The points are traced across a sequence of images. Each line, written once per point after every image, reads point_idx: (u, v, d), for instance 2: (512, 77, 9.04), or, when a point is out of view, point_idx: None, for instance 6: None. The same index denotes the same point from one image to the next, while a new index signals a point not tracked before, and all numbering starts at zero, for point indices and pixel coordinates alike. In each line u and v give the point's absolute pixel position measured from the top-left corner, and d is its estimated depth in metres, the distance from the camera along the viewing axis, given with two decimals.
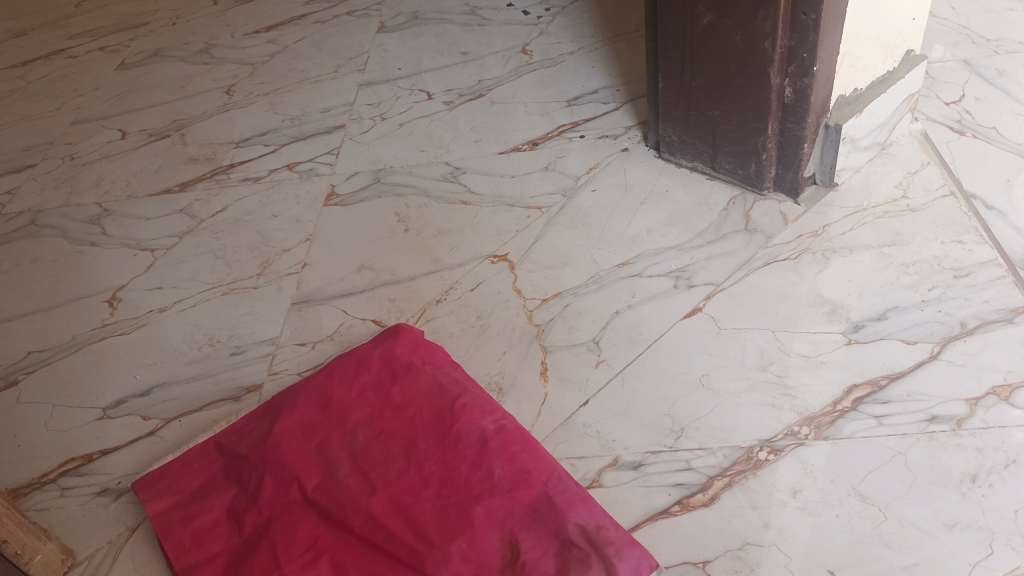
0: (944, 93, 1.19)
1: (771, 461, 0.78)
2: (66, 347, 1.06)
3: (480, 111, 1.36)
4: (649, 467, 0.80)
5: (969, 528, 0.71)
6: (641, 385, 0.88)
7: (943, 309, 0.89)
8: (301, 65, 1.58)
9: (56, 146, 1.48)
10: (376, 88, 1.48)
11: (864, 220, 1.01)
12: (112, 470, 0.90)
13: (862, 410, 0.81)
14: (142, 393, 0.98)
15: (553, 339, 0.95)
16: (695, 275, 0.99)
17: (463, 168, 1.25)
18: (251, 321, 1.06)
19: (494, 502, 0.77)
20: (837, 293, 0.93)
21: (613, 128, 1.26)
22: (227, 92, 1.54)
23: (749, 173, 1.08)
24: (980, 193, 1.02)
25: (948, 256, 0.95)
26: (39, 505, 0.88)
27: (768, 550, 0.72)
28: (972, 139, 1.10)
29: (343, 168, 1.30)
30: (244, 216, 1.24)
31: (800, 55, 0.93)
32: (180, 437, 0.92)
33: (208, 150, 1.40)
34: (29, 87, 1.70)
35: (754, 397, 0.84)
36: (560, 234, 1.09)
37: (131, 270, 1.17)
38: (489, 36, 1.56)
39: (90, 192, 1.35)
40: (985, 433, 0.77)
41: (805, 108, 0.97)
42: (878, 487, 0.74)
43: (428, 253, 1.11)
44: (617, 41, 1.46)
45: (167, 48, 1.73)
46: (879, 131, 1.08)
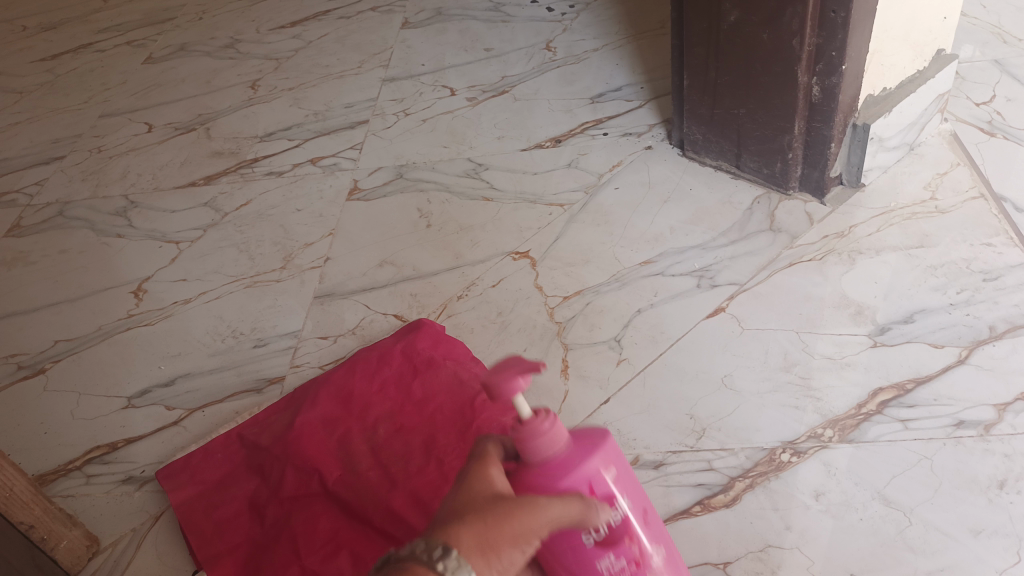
0: (974, 93, 1.18)
1: (794, 463, 0.77)
2: (92, 337, 1.08)
3: (503, 108, 1.36)
4: (670, 467, 0.80)
5: (996, 535, 0.70)
6: (662, 384, 0.87)
7: (971, 311, 0.88)
8: (325, 61, 1.59)
9: (83, 139, 1.50)
10: (399, 83, 1.48)
11: (891, 221, 1.00)
12: (136, 459, 0.91)
13: (888, 413, 0.80)
14: (166, 383, 0.99)
15: (574, 337, 0.95)
16: (718, 274, 0.99)
17: (485, 165, 1.25)
18: (274, 314, 1.06)
19: None
20: (863, 295, 0.92)
21: (637, 126, 1.25)
22: (252, 87, 1.56)
23: (774, 173, 1.07)
24: (1011, 194, 1.00)
25: (977, 259, 0.93)
26: (64, 492, 0.89)
27: (790, 552, 0.71)
28: (1003, 140, 1.09)
29: (366, 163, 1.30)
30: (267, 210, 1.25)
31: (828, 53, 0.92)
32: (203, 427, 0.93)
33: (233, 144, 1.41)
34: (57, 80, 1.72)
35: (777, 398, 0.83)
36: (581, 231, 1.09)
37: (156, 262, 1.19)
38: (512, 32, 1.55)
39: (117, 185, 1.36)
40: (1013, 439, 0.76)
41: (832, 107, 0.96)
42: (903, 491, 0.73)
43: (449, 249, 1.11)
44: (641, 39, 1.45)
45: (193, 42, 1.75)
46: (907, 131, 1.06)
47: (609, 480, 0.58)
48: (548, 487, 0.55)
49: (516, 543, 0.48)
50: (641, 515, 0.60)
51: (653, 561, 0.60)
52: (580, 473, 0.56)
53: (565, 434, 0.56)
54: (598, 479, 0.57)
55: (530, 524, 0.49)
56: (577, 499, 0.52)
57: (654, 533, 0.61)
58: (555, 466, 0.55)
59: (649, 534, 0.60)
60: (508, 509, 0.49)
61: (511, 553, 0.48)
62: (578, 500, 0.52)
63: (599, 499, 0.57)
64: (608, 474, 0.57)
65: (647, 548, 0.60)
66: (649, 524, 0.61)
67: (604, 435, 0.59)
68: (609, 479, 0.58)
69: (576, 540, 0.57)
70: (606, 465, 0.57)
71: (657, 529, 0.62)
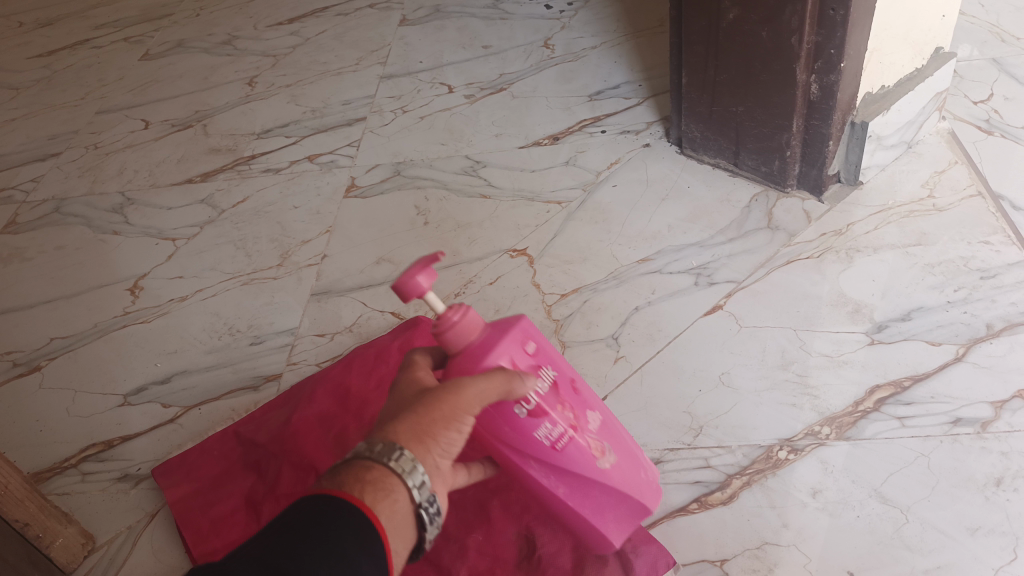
0: (972, 92, 1.17)
1: (791, 461, 0.77)
2: (88, 334, 1.07)
3: (501, 105, 1.36)
4: (667, 464, 0.80)
5: (993, 533, 0.70)
6: (659, 382, 0.87)
7: (969, 310, 0.88)
8: (323, 57, 1.58)
9: (80, 135, 1.50)
10: (397, 80, 1.48)
11: (889, 219, 1.00)
12: (133, 456, 0.91)
13: (885, 411, 0.80)
14: (163, 380, 0.99)
15: (572, 335, 0.95)
16: (715, 272, 0.98)
17: (483, 162, 1.25)
18: (271, 311, 1.06)
19: (511, 496, 0.77)
20: (860, 293, 0.92)
21: (635, 124, 1.25)
22: (249, 83, 1.55)
23: (773, 171, 1.07)
24: (1009, 193, 1.00)
25: (975, 257, 0.93)
26: (60, 490, 0.89)
27: (787, 550, 0.71)
28: (1001, 139, 1.09)
29: (363, 160, 1.30)
30: (264, 207, 1.25)
31: (828, 51, 0.92)
32: (200, 425, 0.93)
33: (230, 141, 1.41)
34: (54, 76, 1.71)
35: (775, 396, 0.83)
36: (579, 229, 1.09)
37: (153, 258, 1.18)
38: (510, 30, 1.55)
39: (113, 181, 1.36)
40: (1010, 437, 0.76)
41: (831, 105, 0.96)
42: (900, 489, 0.73)
43: (447, 246, 1.11)
44: (639, 36, 1.45)
45: (190, 39, 1.74)
46: (905, 130, 1.06)
47: (530, 352, 0.62)
48: (473, 370, 0.59)
49: (450, 425, 0.55)
50: (569, 383, 0.65)
51: (591, 424, 0.65)
52: (500, 348, 0.60)
53: (479, 321, 0.61)
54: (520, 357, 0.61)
55: (459, 407, 0.55)
56: (503, 372, 0.57)
57: (587, 399, 0.66)
58: (476, 349, 0.60)
59: (581, 400, 0.65)
60: (439, 398, 0.55)
61: (446, 433, 0.54)
62: (505, 374, 0.57)
63: (524, 370, 0.61)
64: (528, 347, 0.62)
65: (583, 413, 0.65)
66: (581, 391, 0.66)
67: (520, 317, 0.63)
68: (530, 352, 0.62)
69: (512, 413, 0.61)
70: (524, 339, 0.62)
71: (589, 398, 0.67)
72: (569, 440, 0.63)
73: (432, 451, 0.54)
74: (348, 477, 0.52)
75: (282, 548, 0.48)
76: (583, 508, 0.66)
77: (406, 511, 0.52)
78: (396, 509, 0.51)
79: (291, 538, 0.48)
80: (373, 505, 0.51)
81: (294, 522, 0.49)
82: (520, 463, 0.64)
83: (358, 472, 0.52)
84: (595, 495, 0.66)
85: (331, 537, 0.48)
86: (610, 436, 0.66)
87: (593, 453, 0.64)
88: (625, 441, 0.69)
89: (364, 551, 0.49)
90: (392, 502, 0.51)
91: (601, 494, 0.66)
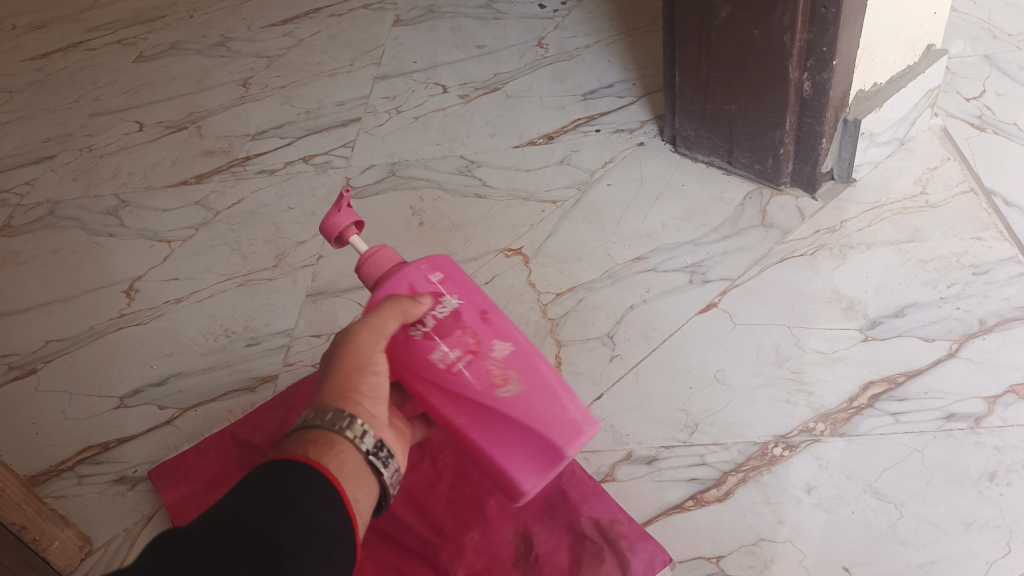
0: (964, 89, 1.18)
1: (786, 457, 0.78)
2: (84, 337, 1.07)
3: (495, 105, 1.36)
4: (663, 462, 0.80)
5: (986, 527, 0.70)
6: (655, 380, 0.87)
7: (962, 305, 0.88)
8: (317, 58, 1.58)
9: (74, 138, 1.49)
10: (391, 81, 1.48)
11: (882, 216, 1.01)
12: (129, 459, 0.91)
13: (879, 407, 0.80)
14: (159, 382, 0.99)
15: (567, 334, 0.95)
16: (710, 270, 0.99)
17: (477, 162, 1.25)
18: (266, 312, 1.06)
19: (508, 495, 0.78)
20: (854, 289, 0.92)
21: (629, 123, 1.26)
22: (243, 85, 1.55)
23: (766, 168, 1.08)
24: (1001, 189, 1.01)
25: (968, 253, 0.94)
26: (57, 493, 0.89)
27: (782, 546, 0.71)
28: (993, 135, 1.09)
29: (358, 161, 1.30)
30: (259, 208, 1.25)
31: (820, 49, 0.92)
32: (196, 427, 0.93)
33: (224, 143, 1.40)
34: (48, 79, 1.71)
35: (769, 393, 0.84)
36: (573, 228, 1.09)
37: (148, 261, 1.18)
38: (504, 30, 1.55)
39: (108, 184, 1.36)
40: (1003, 432, 0.76)
41: (823, 102, 0.97)
42: (894, 485, 0.74)
43: (442, 246, 1.11)
44: (633, 35, 1.45)
45: (184, 41, 1.74)
46: (898, 127, 1.07)
47: (434, 281, 0.66)
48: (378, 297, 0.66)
49: (365, 370, 0.60)
50: (478, 312, 0.66)
51: (496, 353, 0.66)
52: (400, 276, 0.65)
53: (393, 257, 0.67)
54: (419, 283, 0.65)
55: (365, 345, 0.60)
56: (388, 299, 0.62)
57: (498, 330, 0.67)
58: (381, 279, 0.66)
59: (489, 330, 0.66)
60: (345, 344, 0.60)
61: (364, 379, 0.60)
62: (394, 299, 0.62)
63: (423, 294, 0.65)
64: (431, 275, 0.66)
65: (488, 342, 0.66)
66: (491, 321, 0.67)
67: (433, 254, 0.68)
68: (434, 279, 0.66)
69: (407, 335, 0.65)
70: (430, 268, 0.66)
71: (504, 328, 0.67)
72: (465, 365, 0.65)
73: (359, 401, 0.60)
74: (295, 443, 0.56)
75: (242, 506, 0.50)
76: (482, 438, 0.67)
77: (356, 460, 0.57)
78: (344, 460, 0.56)
79: (247, 495, 0.51)
80: (320, 458, 0.55)
81: (249, 485, 0.52)
82: (422, 391, 0.67)
83: (302, 436, 0.57)
84: (495, 425, 0.66)
85: (288, 489, 0.52)
86: (519, 367, 0.66)
87: (489, 380, 0.65)
88: (546, 375, 0.68)
89: (321, 496, 0.53)
90: (338, 453, 0.56)
91: (501, 424, 0.66)
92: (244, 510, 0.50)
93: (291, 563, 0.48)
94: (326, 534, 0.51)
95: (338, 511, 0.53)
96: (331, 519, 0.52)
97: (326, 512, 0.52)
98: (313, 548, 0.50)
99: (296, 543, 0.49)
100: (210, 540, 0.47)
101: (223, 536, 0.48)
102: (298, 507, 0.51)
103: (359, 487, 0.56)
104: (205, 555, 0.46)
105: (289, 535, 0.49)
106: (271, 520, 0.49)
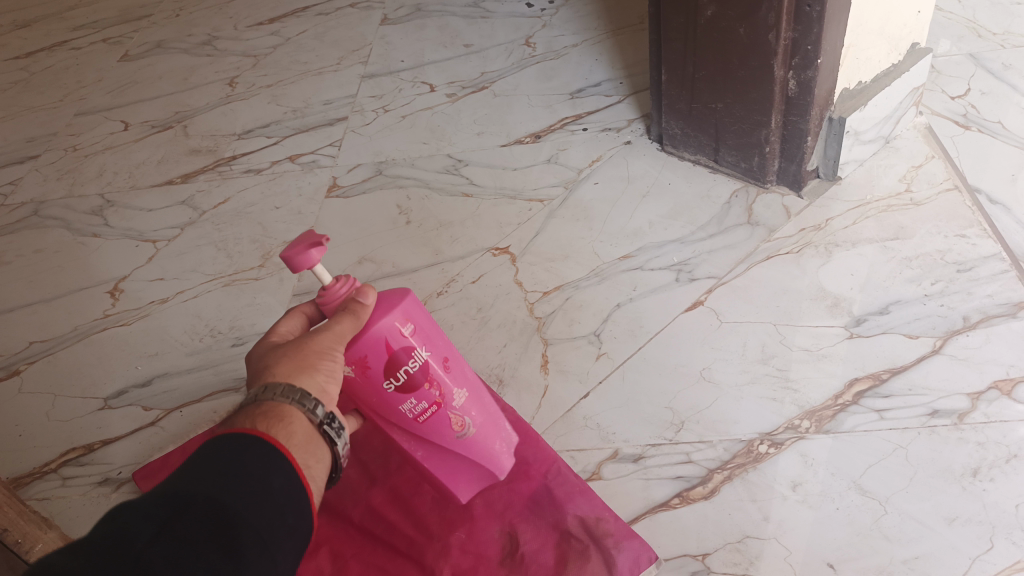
0: (949, 87, 1.19)
1: (772, 454, 0.78)
2: (68, 337, 1.07)
3: (482, 103, 1.36)
4: (649, 459, 0.80)
5: (970, 522, 0.70)
6: (641, 377, 0.88)
7: (945, 302, 0.88)
8: (304, 57, 1.58)
9: (59, 137, 1.48)
10: (378, 80, 1.47)
11: (867, 214, 1.01)
12: (114, 460, 0.90)
13: (864, 404, 0.81)
14: (144, 383, 0.98)
15: (554, 332, 0.95)
16: (696, 268, 0.99)
17: (465, 161, 1.25)
18: (253, 312, 1.05)
19: (493, 494, 0.78)
20: (840, 287, 0.93)
21: (616, 121, 1.26)
22: (229, 84, 1.54)
23: (752, 166, 1.08)
24: (985, 187, 1.01)
25: (951, 250, 0.94)
26: (40, 494, 0.88)
27: (768, 543, 0.71)
28: (977, 133, 1.10)
29: (345, 160, 1.29)
30: (245, 208, 1.24)
31: (804, 47, 0.92)
32: (181, 427, 0.92)
33: (210, 142, 1.40)
34: (32, 78, 1.70)
35: (755, 390, 0.84)
36: (561, 227, 1.09)
37: (133, 260, 1.17)
38: (491, 28, 1.55)
39: (93, 184, 1.35)
40: (987, 428, 0.77)
41: (808, 100, 0.97)
42: (879, 481, 0.74)
43: (429, 245, 1.11)
44: (620, 34, 1.45)
45: (169, 40, 1.73)
46: (883, 125, 1.07)
47: (406, 333, 0.68)
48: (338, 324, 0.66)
49: (324, 355, 0.61)
50: (441, 360, 0.71)
51: (457, 399, 0.72)
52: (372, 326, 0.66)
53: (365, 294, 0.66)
54: (393, 337, 0.67)
55: (326, 343, 0.62)
56: (345, 310, 0.64)
57: (455, 376, 0.72)
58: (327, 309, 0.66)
59: (449, 379, 0.71)
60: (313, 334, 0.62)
61: (323, 361, 0.61)
62: (354, 311, 0.64)
63: (399, 352, 0.67)
64: (400, 330, 0.67)
65: (450, 390, 0.71)
66: (450, 369, 0.72)
67: (404, 296, 0.68)
68: (405, 334, 0.68)
69: (379, 388, 0.68)
70: (401, 321, 0.67)
71: (458, 374, 0.73)
72: (432, 413, 0.71)
73: (318, 370, 0.60)
74: (242, 417, 0.56)
75: (188, 477, 0.49)
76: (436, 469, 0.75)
77: (306, 428, 0.57)
78: (294, 429, 0.56)
79: (195, 464, 0.50)
80: (269, 430, 0.55)
81: (197, 457, 0.51)
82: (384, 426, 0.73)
83: (247, 411, 0.56)
84: (450, 459, 0.75)
85: (236, 461, 0.51)
86: (474, 410, 0.74)
87: (453, 424, 0.72)
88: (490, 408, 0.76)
89: (270, 465, 0.52)
90: (288, 425, 0.56)
91: (453, 458, 0.75)
92: (192, 480, 0.48)
93: (246, 530, 0.47)
94: (278, 499, 0.51)
95: (289, 479, 0.53)
96: (282, 486, 0.52)
97: (278, 479, 0.52)
98: (266, 516, 0.49)
99: (250, 510, 0.48)
100: (158, 511, 0.46)
101: (171, 506, 0.46)
102: (246, 477, 0.50)
103: (310, 455, 0.57)
104: (156, 524, 0.45)
105: (243, 502, 0.49)
106: (222, 489, 0.48)
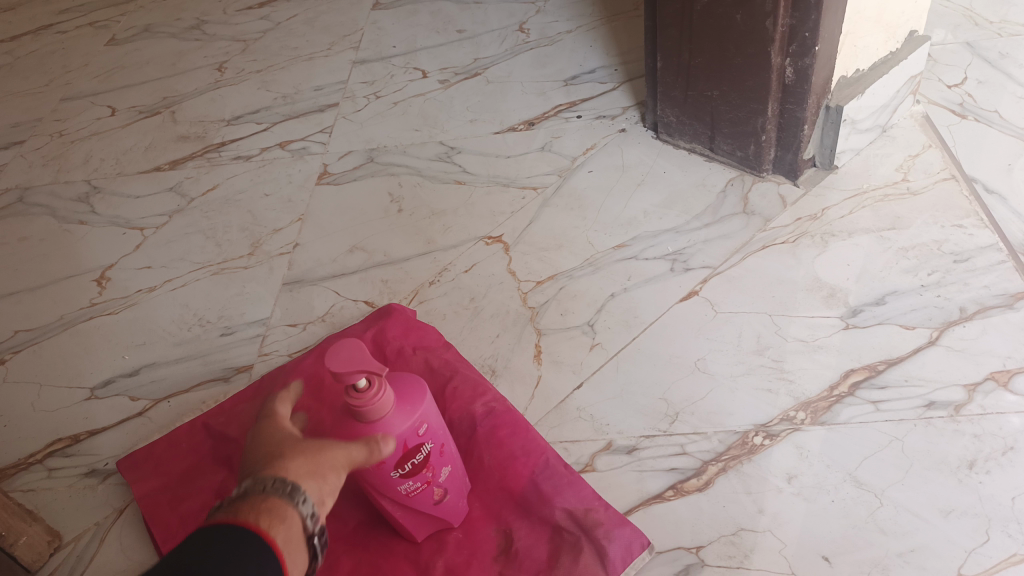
0: (946, 76, 1.18)
1: (767, 446, 0.77)
2: (53, 327, 1.05)
3: (476, 90, 1.34)
4: (643, 452, 0.79)
5: (965, 515, 0.70)
6: (635, 368, 0.87)
7: (942, 293, 0.88)
8: (295, 42, 1.55)
9: (44, 123, 1.46)
10: (370, 66, 1.45)
11: (863, 204, 1.00)
12: (100, 451, 0.88)
13: (860, 395, 0.80)
14: (131, 373, 0.97)
15: (548, 322, 0.94)
16: (691, 258, 0.98)
17: (457, 148, 1.23)
18: (241, 301, 1.04)
19: (487, 491, 0.76)
20: (835, 277, 0.92)
21: (611, 109, 1.24)
22: (218, 69, 1.52)
23: (748, 155, 1.07)
24: (981, 176, 1.01)
25: (948, 240, 0.93)
26: (25, 487, 0.86)
27: (762, 536, 0.71)
28: (974, 122, 1.09)
29: (336, 147, 1.28)
30: (234, 195, 1.22)
31: (801, 34, 0.91)
32: (169, 418, 0.91)
33: (199, 128, 1.38)
34: (17, 63, 1.67)
35: (750, 381, 0.83)
36: (555, 216, 1.08)
37: (120, 249, 1.15)
38: (484, 14, 1.53)
39: (79, 170, 1.32)
40: (983, 420, 0.76)
41: (805, 88, 0.96)
42: (874, 473, 0.73)
43: (421, 234, 1.09)
44: (615, 21, 1.44)
45: (157, 24, 1.70)
46: (880, 113, 1.06)
47: (420, 433, 0.65)
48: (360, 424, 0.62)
49: (332, 468, 0.57)
50: (441, 448, 0.69)
51: (443, 477, 0.70)
52: (390, 428, 0.63)
53: (390, 397, 0.63)
54: (410, 437, 0.64)
55: (340, 458, 0.58)
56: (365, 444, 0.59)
57: (448, 457, 0.70)
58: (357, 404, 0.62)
59: (443, 461, 0.69)
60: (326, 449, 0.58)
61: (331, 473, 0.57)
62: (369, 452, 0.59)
63: (411, 448, 0.65)
64: (419, 429, 0.65)
65: (440, 470, 0.69)
66: (446, 453, 0.70)
67: (424, 395, 0.66)
68: (421, 433, 0.65)
69: (386, 474, 0.65)
70: (419, 420, 0.65)
71: (450, 453, 0.71)
72: (421, 492, 0.69)
73: (325, 480, 0.56)
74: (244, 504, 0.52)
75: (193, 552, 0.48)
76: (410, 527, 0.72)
77: (300, 533, 0.53)
78: (289, 532, 0.52)
79: (202, 547, 0.49)
80: (269, 528, 0.51)
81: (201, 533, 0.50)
82: (373, 495, 0.69)
83: (253, 501, 0.52)
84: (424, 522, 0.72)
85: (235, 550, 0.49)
86: (455, 483, 0.72)
87: (436, 495, 0.70)
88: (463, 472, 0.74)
89: (266, 561, 0.49)
90: (285, 526, 0.52)
91: (427, 521, 0.72)
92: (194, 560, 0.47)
93: None
94: None
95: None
96: None
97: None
98: None
99: None
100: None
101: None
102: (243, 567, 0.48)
103: (297, 561, 0.52)
104: None
105: None
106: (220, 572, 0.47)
